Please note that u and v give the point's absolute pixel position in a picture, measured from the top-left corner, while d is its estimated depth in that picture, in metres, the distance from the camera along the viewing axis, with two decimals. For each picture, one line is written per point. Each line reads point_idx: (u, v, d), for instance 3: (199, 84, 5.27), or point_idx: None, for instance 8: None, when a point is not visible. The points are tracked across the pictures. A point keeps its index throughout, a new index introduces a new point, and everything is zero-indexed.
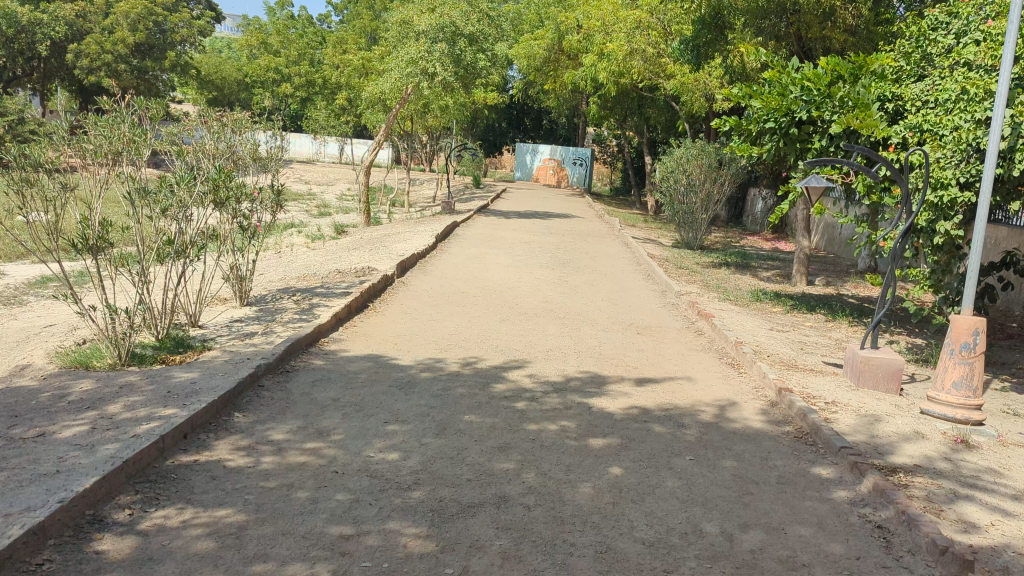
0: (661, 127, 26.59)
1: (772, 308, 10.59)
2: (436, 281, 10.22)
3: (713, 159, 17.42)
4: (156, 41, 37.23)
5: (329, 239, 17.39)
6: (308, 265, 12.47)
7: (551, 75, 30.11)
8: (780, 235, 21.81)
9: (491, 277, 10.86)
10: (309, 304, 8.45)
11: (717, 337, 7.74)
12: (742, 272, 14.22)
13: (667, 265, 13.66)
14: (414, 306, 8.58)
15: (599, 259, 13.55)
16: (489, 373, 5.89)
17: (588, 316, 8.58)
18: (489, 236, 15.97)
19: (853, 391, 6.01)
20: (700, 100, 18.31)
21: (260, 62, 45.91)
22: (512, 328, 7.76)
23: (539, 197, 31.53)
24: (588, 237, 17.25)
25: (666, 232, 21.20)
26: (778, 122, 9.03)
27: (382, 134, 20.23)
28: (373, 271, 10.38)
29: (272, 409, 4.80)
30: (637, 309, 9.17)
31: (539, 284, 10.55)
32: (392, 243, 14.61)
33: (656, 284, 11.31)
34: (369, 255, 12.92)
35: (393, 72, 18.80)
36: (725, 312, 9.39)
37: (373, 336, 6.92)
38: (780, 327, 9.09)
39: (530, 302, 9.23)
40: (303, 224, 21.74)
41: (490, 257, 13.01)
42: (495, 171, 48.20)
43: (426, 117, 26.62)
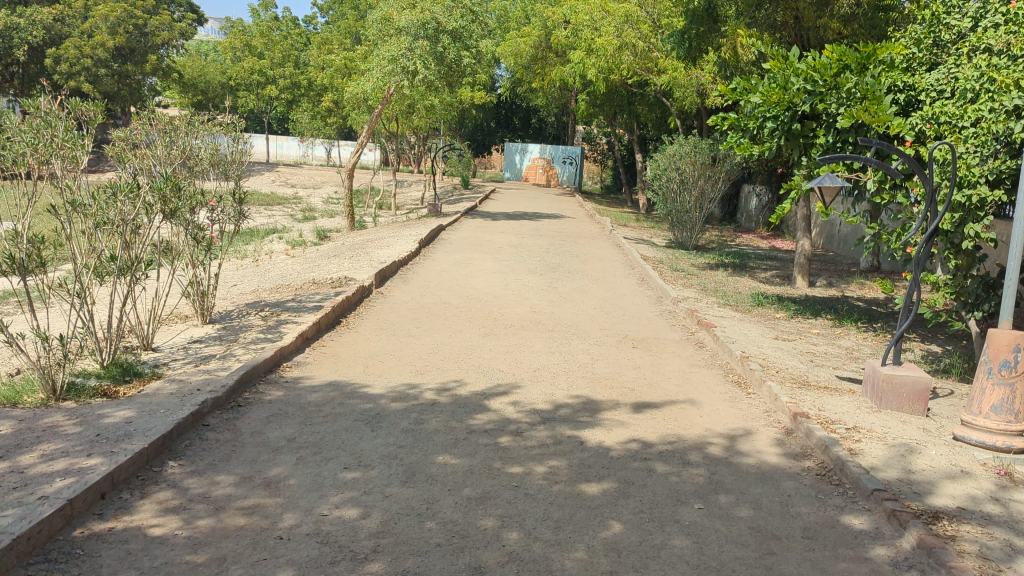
0: (652, 124, 26.01)
1: (775, 314, 9.97)
2: (417, 291, 9.58)
3: (707, 156, 16.82)
4: (137, 45, 36.35)
5: (310, 245, 16.70)
6: (283, 276, 11.80)
7: (539, 73, 29.51)
8: (776, 233, 21.25)
9: (476, 285, 10.23)
10: (276, 320, 7.80)
11: (719, 350, 7.14)
12: (741, 273, 13.62)
13: (663, 268, 13.05)
14: (392, 320, 7.94)
15: (590, 262, 12.94)
16: (468, 401, 5.25)
17: (579, 327, 7.97)
18: (476, 240, 15.33)
19: (874, 415, 5.39)
20: (693, 95, 17.73)
21: (244, 65, 45.16)
22: (497, 343, 7.13)
23: (528, 197, 30.88)
24: (579, 239, 16.63)
25: (659, 232, 20.60)
26: (780, 116, 8.43)
27: (365, 136, 19.56)
28: (350, 282, 9.73)
29: (215, 454, 4.15)
30: (631, 318, 8.56)
31: (526, 292, 9.94)
32: (373, 249, 13.95)
33: (651, 289, 10.71)
34: (348, 264, 12.26)
35: (374, 71, 18.15)
36: (725, 321, 8.79)
37: (343, 359, 6.28)
38: (785, 337, 8.48)
39: (517, 312, 8.60)
40: (285, 229, 21.04)
41: (476, 262, 12.38)
42: (484, 171, 47.63)
43: (411, 117, 25.97)
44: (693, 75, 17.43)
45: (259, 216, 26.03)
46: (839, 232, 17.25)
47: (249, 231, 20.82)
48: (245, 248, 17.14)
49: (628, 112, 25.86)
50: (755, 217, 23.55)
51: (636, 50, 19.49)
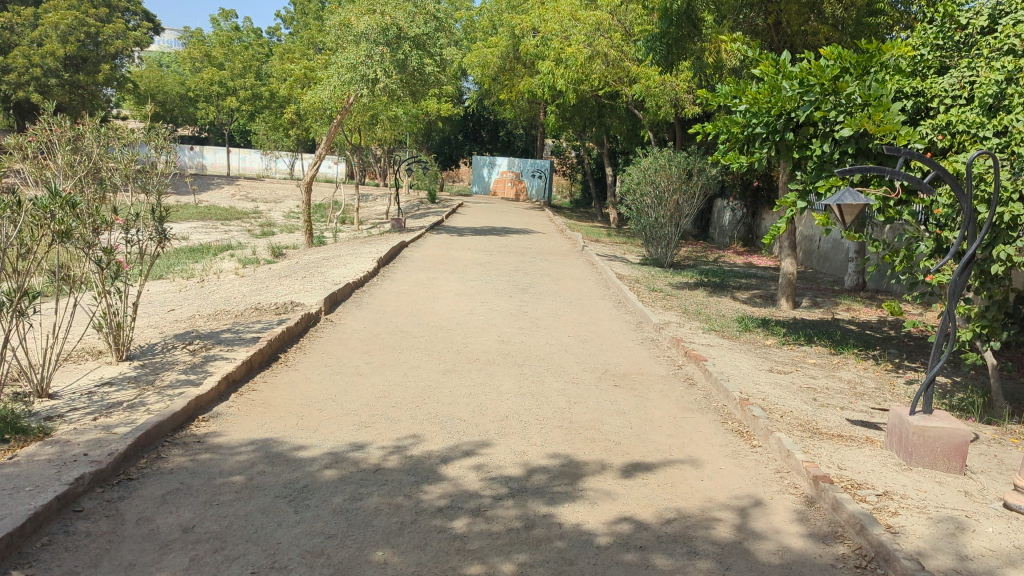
0: (623, 137, 25.32)
1: (764, 340, 9.13)
2: (372, 318, 8.60)
3: (682, 170, 16.08)
4: (90, 54, 34.90)
5: (262, 263, 15.64)
6: (226, 299, 10.76)
7: (507, 85, 28.74)
8: (753, 250, 20.59)
9: (438, 310, 9.28)
10: (205, 355, 6.76)
11: (713, 390, 6.26)
12: (721, 293, 12.83)
13: (640, 288, 12.22)
14: (339, 354, 6.97)
15: (562, 282, 12.08)
16: (420, 466, 4.30)
17: (553, 360, 7.05)
18: (440, 258, 14.40)
19: (906, 476, 4.53)
20: (667, 106, 17.03)
21: (204, 75, 43.88)
22: (459, 383, 6.18)
23: (497, 211, 30.04)
24: (549, 256, 15.76)
25: (632, 248, 19.81)
26: (772, 124, 7.61)
27: (324, 148, 18.57)
28: (296, 308, 8.74)
29: (78, 559, 3.16)
30: (609, 349, 7.67)
31: (495, 317, 9.03)
32: (329, 269, 12.96)
33: (630, 313, 9.83)
34: (300, 286, 11.24)
35: (332, 80, 17.22)
36: (713, 351, 7.93)
37: (276, 408, 5.28)
38: (780, 371, 7.63)
39: (482, 343, 7.66)
40: (240, 246, 19.93)
41: (440, 283, 11.46)
42: (451, 185, 46.76)
43: (375, 128, 25.03)
44: (667, 85, 16.73)
45: (214, 232, 24.86)
46: (819, 248, 16.59)
47: (201, 248, 19.66)
48: (193, 267, 16.03)
49: (598, 125, 25.17)
50: (729, 232, 22.91)
51: (608, 60, 18.69)
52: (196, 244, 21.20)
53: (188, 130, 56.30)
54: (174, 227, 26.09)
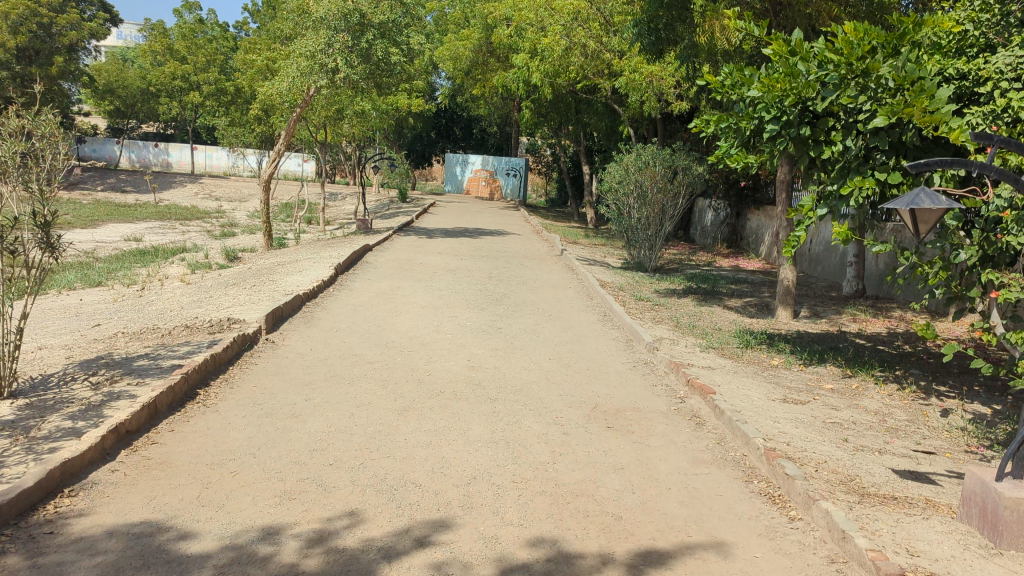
0: (602, 135, 24.28)
1: (769, 360, 8.05)
2: (321, 338, 7.41)
3: (667, 167, 14.98)
4: (42, 46, 33.18)
5: (214, 268, 14.37)
6: (160, 313, 9.50)
7: (480, 80, 27.67)
8: (737, 252, 19.68)
9: (399, 328, 8.12)
10: (109, 391, 5.48)
11: (728, 434, 5.16)
12: (712, 302, 11.78)
13: (624, 296, 11.16)
14: (274, 387, 5.77)
15: (540, 291, 10.99)
16: (353, 566, 3.17)
17: (531, 393, 5.92)
18: (405, 263, 13.20)
19: (996, 565, 3.47)
20: (653, 100, 16.30)
21: (165, 69, 42.17)
22: (417, 427, 5.04)
23: (470, 211, 28.95)
24: (526, 260, 14.69)
25: (612, 251, 18.78)
26: (786, 115, 6.56)
27: (282, 143, 17.29)
28: (233, 326, 7.51)
29: None
30: (595, 378, 6.55)
31: (464, 335, 7.87)
32: (283, 276, 11.74)
33: (616, 328, 8.70)
34: (245, 297, 10.00)
35: (290, 70, 15.94)
36: (716, 377, 6.83)
37: (178, 472, 4.09)
38: (796, 401, 6.53)
39: (447, 369, 6.52)
40: (193, 249, 18.59)
41: (403, 293, 10.27)
42: (424, 184, 45.50)
43: (341, 123, 23.78)
44: (651, 78, 16.04)
45: (169, 234, 23.45)
46: (810, 251, 15.67)
47: (150, 251, 18.28)
48: (137, 272, 14.71)
49: (575, 121, 24.16)
50: (712, 234, 22.00)
51: (587, 51, 17.58)
52: (147, 246, 19.81)
53: (152, 126, 54.46)
54: (126, 227, 24.62)
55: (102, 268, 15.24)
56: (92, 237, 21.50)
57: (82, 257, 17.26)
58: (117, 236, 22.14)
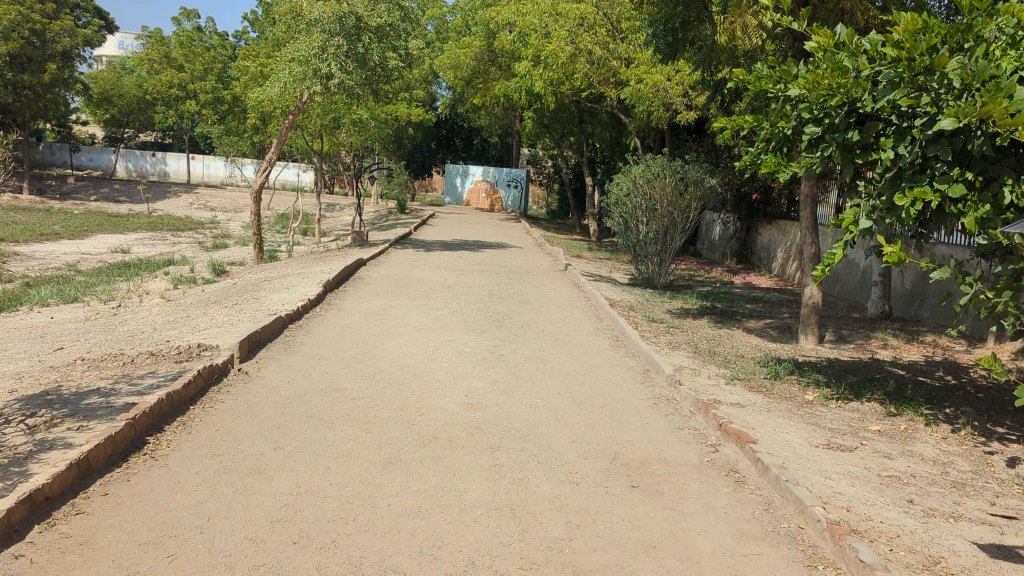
0: (606, 146, 23.56)
1: (803, 395, 7.21)
2: (300, 369, 6.59)
3: (678, 178, 14.19)
4: (34, 52, 32.45)
5: (198, 283, 13.55)
6: (129, 335, 8.66)
7: (482, 88, 26.95)
8: (748, 268, 18.90)
9: (390, 354, 7.30)
10: (42, 436, 4.64)
11: (776, 497, 4.33)
12: (731, 324, 10.97)
13: (636, 318, 10.35)
14: (240, 431, 4.94)
15: (545, 311, 10.18)
16: None
17: (539, 440, 5.10)
18: (401, 278, 12.38)
19: None
20: (660, 110, 15.64)
21: (162, 76, 41.45)
22: (403, 488, 4.20)
23: (470, 223, 28.19)
24: (529, 276, 13.88)
25: (618, 266, 17.97)
26: (830, 118, 5.91)
27: (274, 151, 16.51)
28: (203, 354, 6.67)
29: None
30: (611, 418, 5.74)
31: (463, 363, 7.07)
32: (269, 293, 10.91)
33: (631, 356, 7.87)
34: (225, 317, 9.19)
35: (282, 76, 15.18)
36: (749, 418, 6.00)
37: (101, 557, 3.27)
38: (841, 448, 5.71)
39: (444, 407, 5.71)
40: (181, 261, 17.79)
41: (397, 312, 9.45)
42: (423, 195, 44.76)
43: (337, 132, 23.01)
44: (659, 88, 15.36)
45: (159, 245, 22.68)
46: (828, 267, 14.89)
47: (135, 264, 17.48)
48: (118, 287, 13.92)
49: (580, 131, 23.40)
50: (721, 248, 21.22)
51: (593, 58, 16.84)
52: (133, 258, 18.99)
53: (149, 135, 53.83)
54: (115, 238, 23.88)
55: (81, 283, 14.44)
56: (78, 249, 20.73)
57: (63, 271, 16.47)
58: (104, 247, 21.33)
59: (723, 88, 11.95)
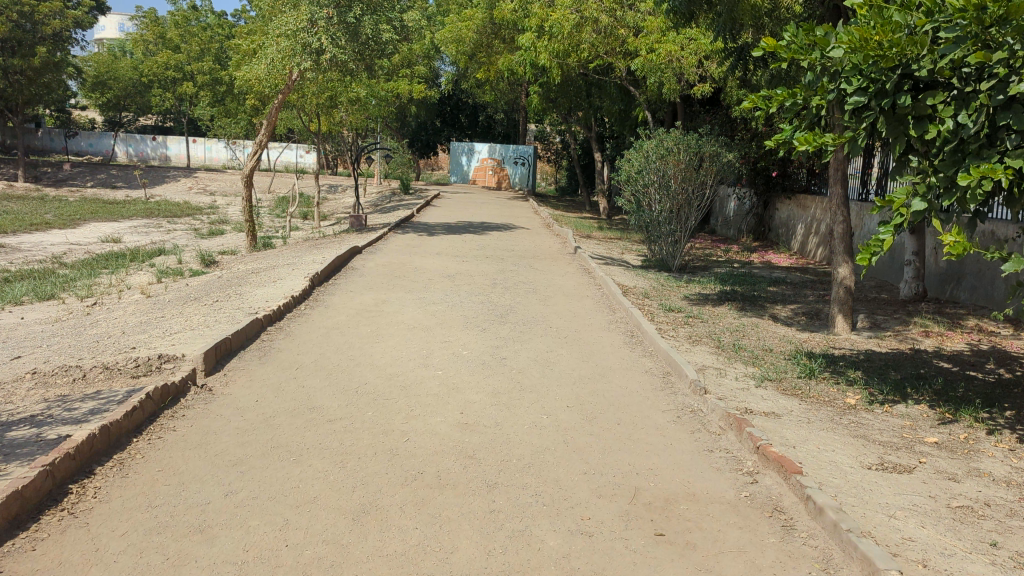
0: (614, 120, 22.63)
1: (844, 399, 6.37)
2: (273, 384, 5.80)
3: (692, 153, 13.30)
4: (24, 36, 31.59)
5: (185, 275, 12.79)
6: (96, 340, 7.89)
7: (485, 63, 26.02)
8: (766, 246, 18.05)
9: (378, 362, 6.49)
10: None
11: (835, 552, 3.53)
12: (753, 312, 10.12)
13: (651, 308, 9.52)
14: (188, 471, 4.17)
15: (552, 302, 9.36)
16: None
17: (547, 473, 4.30)
18: (398, 267, 11.58)
19: None
20: (673, 81, 14.81)
21: (158, 58, 40.57)
22: (376, 550, 3.41)
23: (476, 203, 27.37)
24: (535, 261, 13.06)
25: (629, 246, 17.12)
26: (878, 82, 5.03)
27: (264, 133, 15.68)
28: (165, 370, 5.88)
29: None
30: (630, 439, 4.93)
31: (461, 370, 6.29)
32: (254, 287, 10.11)
33: (648, 356, 7.04)
34: (201, 318, 8.40)
35: (269, 52, 14.34)
36: (787, 433, 5.18)
37: None
38: (897, 467, 4.89)
39: (435, 431, 4.91)
40: (172, 251, 17.03)
41: (390, 309, 8.65)
42: (428, 174, 43.92)
43: (334, 111, 22.15)
44: (671, 57, 14.53)
45: (154, 233, 21.97)
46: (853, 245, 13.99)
47: (125, 255, 16.75)
48: (101, 281, 13.20)
49: (586, 106, 22.48)
50: (736, 224, 20.37)
51: (599, 27, 15.91)
52: (124, 249, 18.26)
53: (150, 119, 53.03)
54: (109, 227, 23.18)
55: (62, 277, 13.72)
56: (68, 239, 20.03)
57: (48, 263, 15.78)
58: (95, 237, 20.60)
59: (747, 54, 11.25)
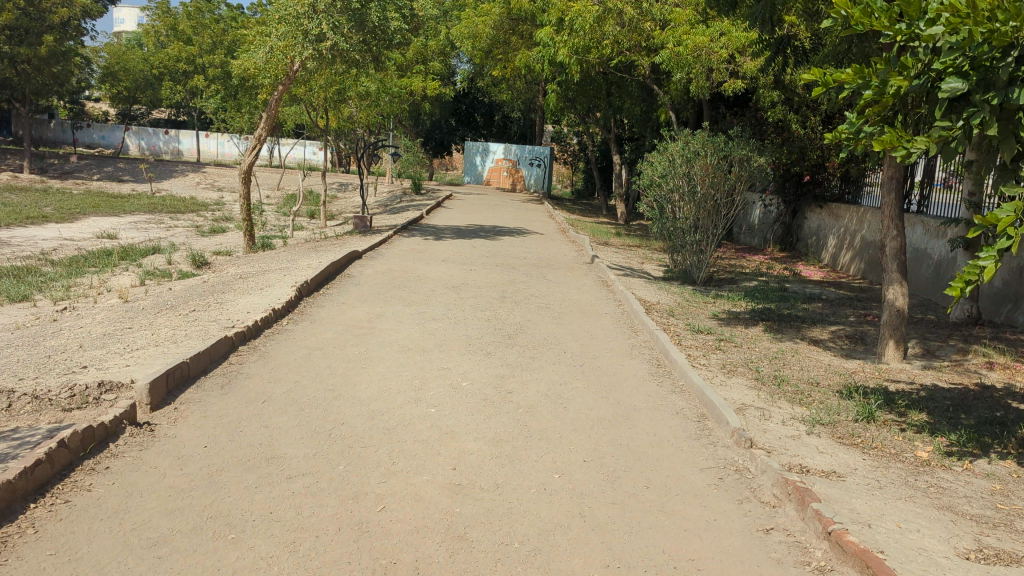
0: (636, 121, 21.60)
1: (915, 451, 5.31)
2: (229, 424, 4.80)
3: (721, 156, 12.29)
4: (31, 24, 30.86)
5: (170, 277, 11.85)
6: (46, 355, 6.92)
7: (502, 60, 25.12)
8: (793, 257, 16.99)
9: (358, 395, 5.50)
10: None
11: None
12: (791, 335, 9.05)
13: (678, 330, 8.48)
14: (88, 556, 3.19)
15: (565, 321, 8.34)
16: None
17: (559, 568, 3.31)
18: (398, 275, 10.60)
19: None
20: (700, 78, 13.84)
21: (170, 50, 39.89)
22: None
23: (488, 205, 26.46)
24: (549, 271, 12.05)
25: (649, 255, 16.08)
26: (982, 70, 4.03)
27: (264, 127, 14.75)
28: (102, 404, 4.90)
29: None
30: (663, 513, 3.92)
31: (458, 408, 5.28)
32: (237, 295, 9.14)
33: (679, 393, 6.01)
34: (170, 331, 7.43)
35: (269, 40, 13.50)
36: (859, 505, 4.14)
37: None
38: (1004, 553, 3.84)
39: (420, 498, 3.90)
40: (166, 249, 16.14)
41: (384, 325, 7.66)
42: (442, 174, 43.08)
43: (343, 106, 21.28)
44: (700, 51, 13.58)
45: (153, 229, 21.13)
46: None
47: (117, 252, 15.87)
48: (82, 282, 12.30)
49: (606, 105, 21.49)
50: (762, 233, 19.31)
51: (623, 21, 14.93)
52: (118, 246, 17.39)
53: (163, 113, 52.39)
54: (108, 222, 22.37)
55: (43, 276, 12.81)
56: (61, 234, 19.20)
57: (35, 261, 14.90)
58: (90, 233, 19.74)
59: (786, 48, 10.31)
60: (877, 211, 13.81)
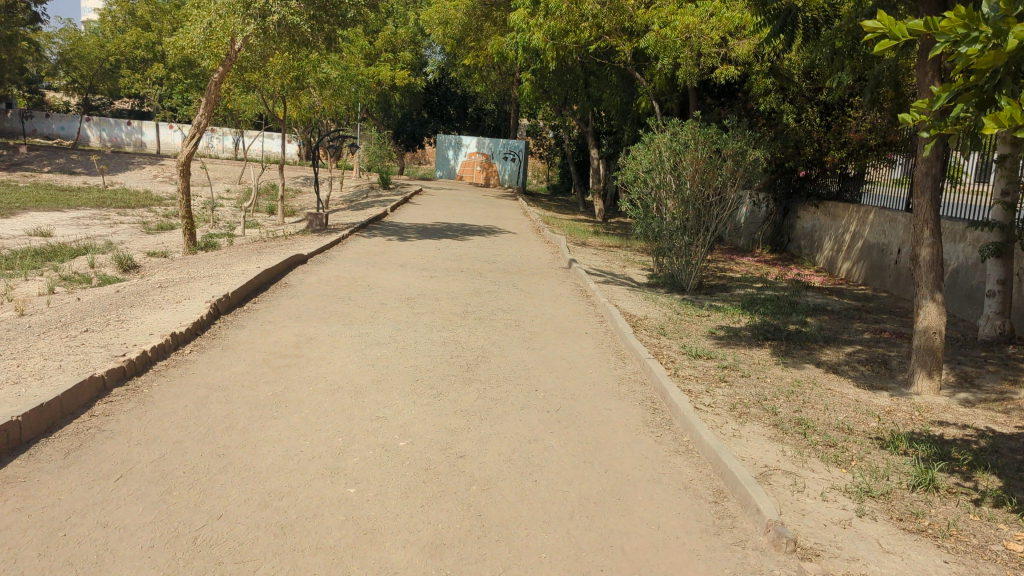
0: (616, 114, 20.22)
1: (1005, 541, 3.94)
2: (52, 522, 3.34)
3: (713, 149, 10.94)
4: None
5: (86, 285, 10.27)
6: None
7: (474, 48, 23.65)
8: (785, 259, 15.72)
9: (253, 466, 4.04)
10: None
11: None
12: (803, 359, 7.67)
13: (673, 355, 7.09)
14: None
15: (537, 344, 6.93)
16: None
17: None
18: (347, 285, 9.13)
19: None
20: (689, 63, 12.48)
21: (128, 36, 37.95)
22: None
23: (460, 202, 25.03)
24: (520, 279, 10.63)
25: (632, 258, 14.73)
26: None
27: (204, 113, 13.17)
28: None
29: None
30: None
31: (389, 488, 3.84)
32: (148, 310, 7.62)
33: (684, 454, 4.61)
34: (41, 361, 5.91)
35: (205, 14, 11.94)
36: None
37: None
38: None
39: None
40: (99, 249, 14.50)
41: (315, 353, 6.20)
42: (416, 168, 41.47)
43: (302, 96, 19.69)
44: (689, 33, 12.23)
45: (94, 226, 19.47)
46: (899, 265, 11.66)
47: (42, 252, 14.20)
48: None
49: (586, 96, 20.09)
50: (750, 232, 18.01)
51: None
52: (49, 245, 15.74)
53: (126, 103, 50.27)
54: (47, 217, 20.65)
55: None
56: None
57: None
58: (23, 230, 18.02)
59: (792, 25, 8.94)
60: (882, 211, 12.53)
